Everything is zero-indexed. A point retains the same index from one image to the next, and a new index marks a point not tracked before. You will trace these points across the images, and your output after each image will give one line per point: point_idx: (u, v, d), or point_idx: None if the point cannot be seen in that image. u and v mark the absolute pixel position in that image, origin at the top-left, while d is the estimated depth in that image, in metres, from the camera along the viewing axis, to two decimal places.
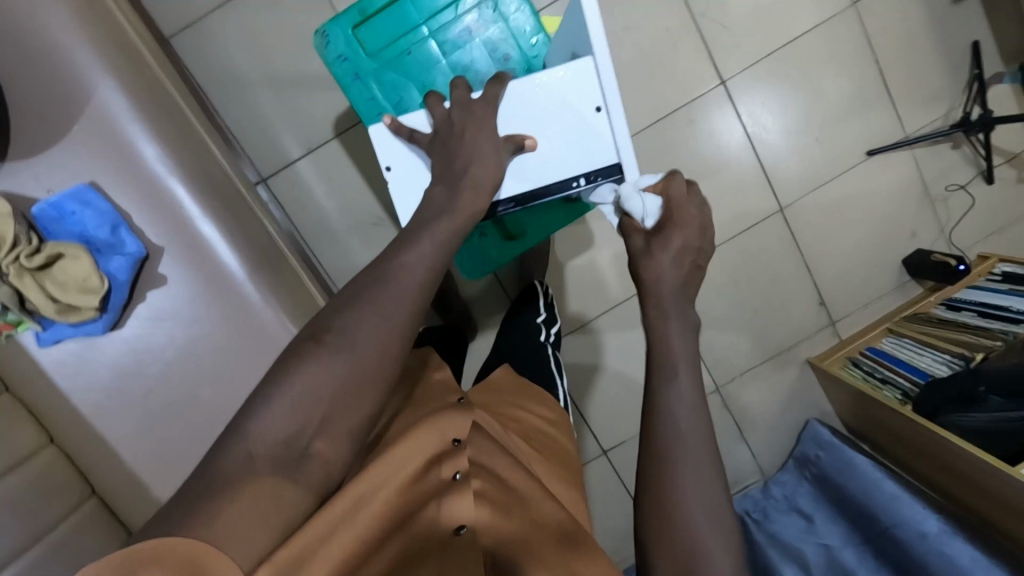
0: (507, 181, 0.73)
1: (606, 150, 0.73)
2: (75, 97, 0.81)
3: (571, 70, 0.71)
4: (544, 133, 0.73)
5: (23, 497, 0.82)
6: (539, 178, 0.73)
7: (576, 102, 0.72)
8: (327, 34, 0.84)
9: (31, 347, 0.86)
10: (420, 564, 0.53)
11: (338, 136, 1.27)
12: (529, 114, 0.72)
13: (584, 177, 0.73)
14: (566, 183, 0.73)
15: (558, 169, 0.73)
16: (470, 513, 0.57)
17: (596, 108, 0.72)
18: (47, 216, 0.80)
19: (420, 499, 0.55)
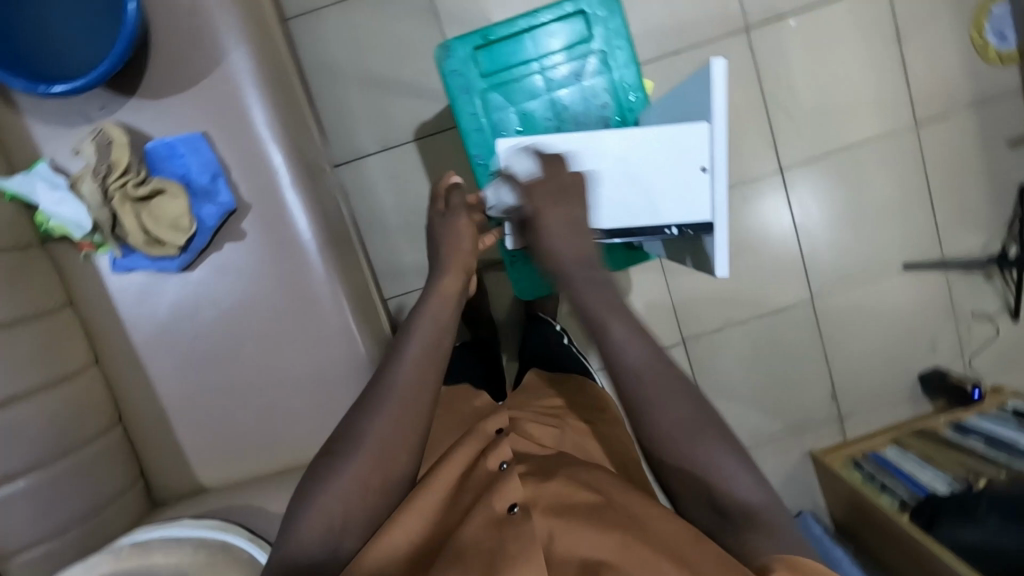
0: (604, 215, 0.82)
1: (703, 205, 0.78)
2: (204, 52, 0.87)
3: (685, 128, 0.76)
4: (648, 180, 0.79)
5: (61, 409, 0.85)
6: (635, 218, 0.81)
7: (684, 158, 0.77)
8: (449, 47, 0.91)
9: (103, 270, 0.90)
10: (480, 543, 0.56)
11: (414, 140, 1.35)
12: (633, 160, 0.80)
13: (677, 227, 0.79)
14: (659, 228, 0.80)
15: (654, 214, 0.80)
16: (519, 493, 0.60)
17: (702, 167, 0.77)
18: (158, 153, 0.86)
19: (472, 490, 0.64)
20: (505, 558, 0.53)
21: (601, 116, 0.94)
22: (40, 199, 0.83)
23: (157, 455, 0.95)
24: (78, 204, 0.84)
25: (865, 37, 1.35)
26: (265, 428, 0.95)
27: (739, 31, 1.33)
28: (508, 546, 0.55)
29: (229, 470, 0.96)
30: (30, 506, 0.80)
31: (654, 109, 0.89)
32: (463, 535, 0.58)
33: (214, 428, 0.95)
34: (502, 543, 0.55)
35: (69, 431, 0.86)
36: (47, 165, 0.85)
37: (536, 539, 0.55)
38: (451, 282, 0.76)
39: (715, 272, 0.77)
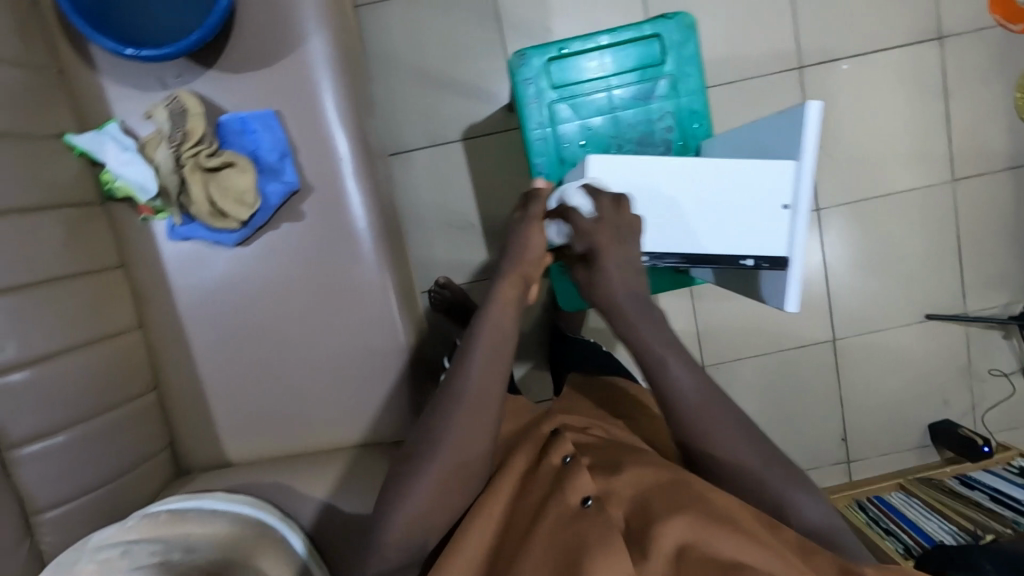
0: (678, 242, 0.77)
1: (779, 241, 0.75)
2: (285, 31, 0.87)
3: (769, 166, 0.73)
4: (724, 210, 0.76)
5: (105, 368, 0.86)
6: (710, 245, 0.77)
7: (766, 195, 0.74)
8: (525, 56, 0.93)
9: (159, 236, 0.90)
10: (558, 533, 0.62)
11: (462, 139, 1.36)
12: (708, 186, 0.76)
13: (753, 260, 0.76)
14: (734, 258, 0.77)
15: (730, 245, 0.76)
16: (591, 488, 0.65)
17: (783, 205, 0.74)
18: (231, 126, 0.86)
19: (542, 484, 0.69)
20: (587, 548, 0.58)
21: (664, 140, 0.96)
22: (108, 158, 0.83)
23: (186, 424, 0.95)
24: (144, 167, 0.83)
25: (913, 89, 1.38)
26: (298, 409, 0.95)
27: (792, 69, 1.35)
28: (590, 536, 0.60)
29: (256, 446, 0.96)
30: (68, 461, 0.80)
31: (719, 140, 0.90)
32: (544, 529, 0.63)
33: (247, 404, 0.95)
34: (581, 534, 0.60)
35: (111, 391, 0.86)
36: (117, 126, 0.85)
37: (614, 529, 0.60)
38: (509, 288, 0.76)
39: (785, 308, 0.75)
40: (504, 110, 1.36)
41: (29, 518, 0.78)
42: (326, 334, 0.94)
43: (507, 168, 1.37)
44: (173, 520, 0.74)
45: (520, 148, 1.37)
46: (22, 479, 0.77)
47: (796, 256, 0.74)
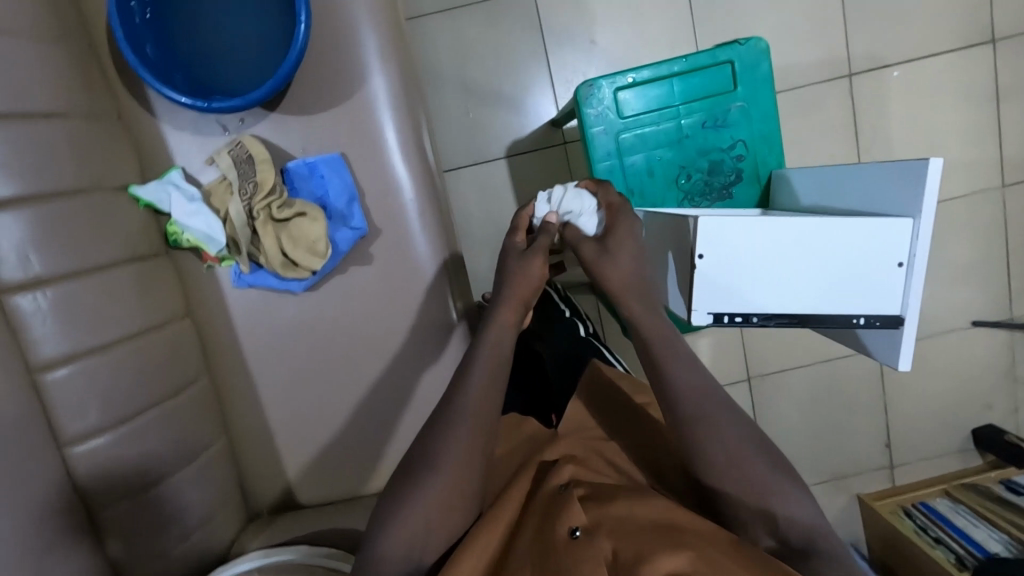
0: (786, 303, 0.66)
1: (893, 298, 0.66)
2: (349, 68, 0.84)
3: (887, 222, 0.64)
4: (837, 269, 0.65)
5: (178, 425, 0.83)
6: (820, 306, 0.66)
7: (880, 252, 0.64)
8: (593, 86, 0.90)
9: (227, 282, 0.88)
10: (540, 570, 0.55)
11: (506, 156, 1.33)
12: (825, 248, 0.64)
13: (864, 317, 0.66)
14: (847, 318, 0.66)
15: (843, 303, 0.66)
16: (582, 518, 0.58)
17: (899, 262, 0.65)
18: (299, 172, 0.84)
19: (537, 515, 0.62)
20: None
21: (735, 168, 0.93)
22: (175, 210, 0.81)
23: (257, 469, 0.94)
24: (211, 216, 0.82)
25: (965, 93, 1.35)
26: (366, 451, 0.93)
27: (842, 77, 1.32)
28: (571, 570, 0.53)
29: (327, 489, 0.94)
30: (151, 520, 0.79)
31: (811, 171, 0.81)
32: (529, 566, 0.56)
33: (315, 448, 0.93)
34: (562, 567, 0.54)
35: (184, 447, 0.84)
36: (180, 173, 0.83)
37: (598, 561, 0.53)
38: (511, 319, 0.72)
39: (899, 367, 0.67)
40: (547, 125, 1.33)
41: None
42: (392, 377, 0.91)
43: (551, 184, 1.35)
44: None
45: (565, 163, 1.35)
46: (111, 544, 0.76)
47: (912, 315, 0.66)
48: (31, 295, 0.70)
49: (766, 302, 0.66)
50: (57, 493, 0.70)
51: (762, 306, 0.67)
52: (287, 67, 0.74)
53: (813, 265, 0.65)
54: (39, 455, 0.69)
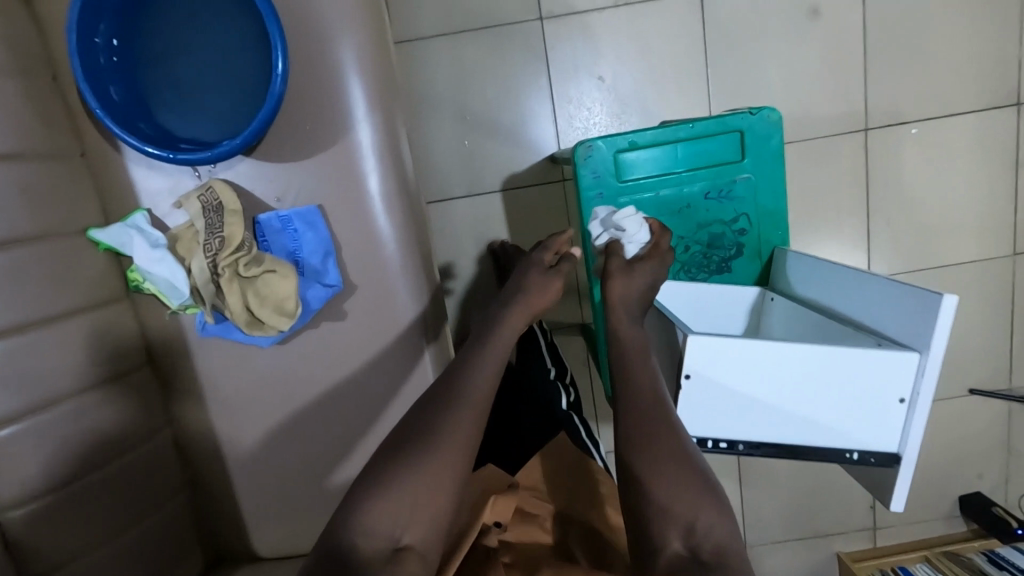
0: (776, 431, 0.66)
1: (890, 434, 0.65)
2: (332, 116, 0.79)
3: (890, 359, 0.62)
4: (832, 401, 0.65)
5: (130, 481, 0.79)
6: (813, 437, 0.66)
7: (880, 388, 0.64)
8: (592, 148, 0.84)
9: (193, 330, 0.83)
10: None
11: (501, 190, 1.28)
12: (821, 379, 0.64)
13: (860, 453, 0.66)
14: (840, 451, 0.66)
15: (836, 436, 0.66)
16: None
17: (899, 399, 0.64)
18: (271, 225, 0.79)
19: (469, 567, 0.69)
20: None
21: (738, 241, 0.88)
22: (138, 256, 0.75)
23: (218, 520, 0.90)
24: (176, 265, 0.76)
25: (985, 156, 1.29)
26: (331, 510, 0.89)
27: (858, 130, 1.27)
28: None
29: (290, 545, 0.91)
30: None
31: (806, 262, 0.81)
32: None
33: (278, 504, 0.89)
34: None
35: (135, 504, 0.80)
36: (146, 216, 0.78)
37: None
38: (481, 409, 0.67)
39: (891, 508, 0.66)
40: (547, 160, 1.27)
41: None
42: (361, 436, 0.87)
43: (547, 221, 1.29)
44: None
45: (563, 200, 1.29)
46: None
47: (909, 455, 0.65)
48: None
49: (756, 428, 0.66)
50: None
51: (751, 432, 0.67)
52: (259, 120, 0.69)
53: (807, 396, 0.65)
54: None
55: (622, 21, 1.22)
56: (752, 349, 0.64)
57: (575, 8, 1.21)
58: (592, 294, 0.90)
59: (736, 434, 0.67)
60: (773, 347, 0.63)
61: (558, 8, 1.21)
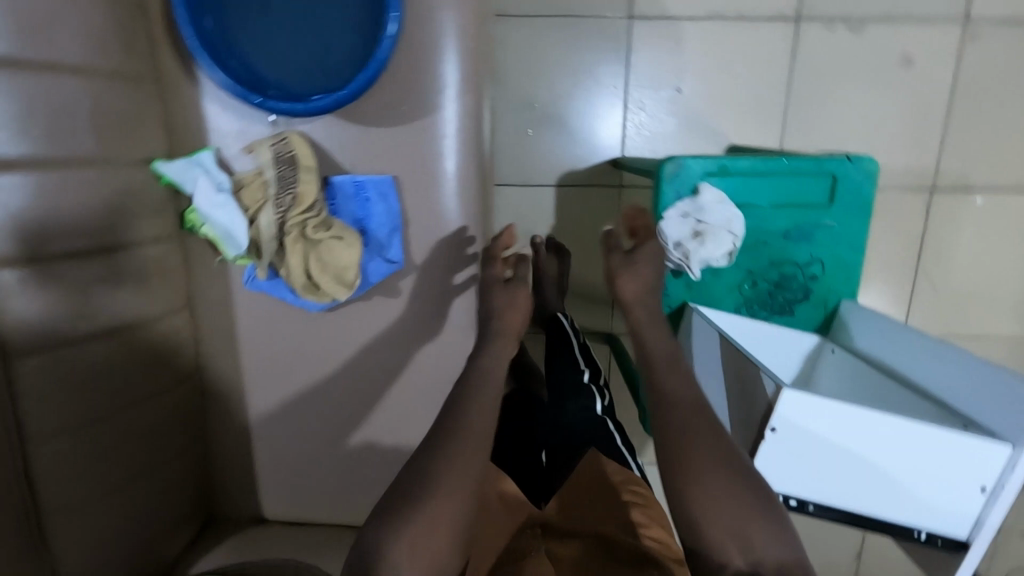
0: (846, 497, 0.66)
1: (963, 521, 0.64)
2: (422, 88, 0.75)
3: (978, 448, 0.61)
4: (910, 479, 0.64)
5: (152, 427, 0.76)
6: (883, 509, 0.66)
7: (961, 475, 0.62)
8: (682, 165, 0.81)
9: (242, 279, 0.80)
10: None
11: (555, 186, 1.24)
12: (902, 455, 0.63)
13: (927, 532, 0.65)
14: (908, 528, 0.66)
15: (907, 513, 0.65)
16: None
17: (981, 487, 0.62)
18: (344, 189, 0.76)
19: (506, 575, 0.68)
20: None
21: (805, 286, 0.86)
22: (198, 198, 0.72)
23: (229, 477, 0.88)
24: (236, 212, 0.72)
25: None
26: (346, 484, 0.87)
27: (923, 189, 1.24)
28: None
29: (299, 511, 0.89)
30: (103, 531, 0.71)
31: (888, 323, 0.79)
32: None
33: (294, 469, 0.87)
34: None
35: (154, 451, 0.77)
36: (212, 155, 0.74)
37: None
38: None
39: None
40: (607, 164, 1.24)
41: None
42: (391, 417, 0.85)
43: (595, 225, 1.26)
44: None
45: (614, 206, 1.25)
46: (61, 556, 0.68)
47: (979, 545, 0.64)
48: (18, 271, 0.61)
49: (825, 490, 0.67)
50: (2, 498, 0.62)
51: (821, 493, 0.67)
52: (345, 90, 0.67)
53: (885, 468, 0.64)
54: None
55: (712, 36, 1.18)
56: (835, 414, 0.63)
57: (666, 13, 1.17)
58: None
59: (805, 493, 0.67)
60: (850, 415, 0.63)
61: (650, 10, 1.17)
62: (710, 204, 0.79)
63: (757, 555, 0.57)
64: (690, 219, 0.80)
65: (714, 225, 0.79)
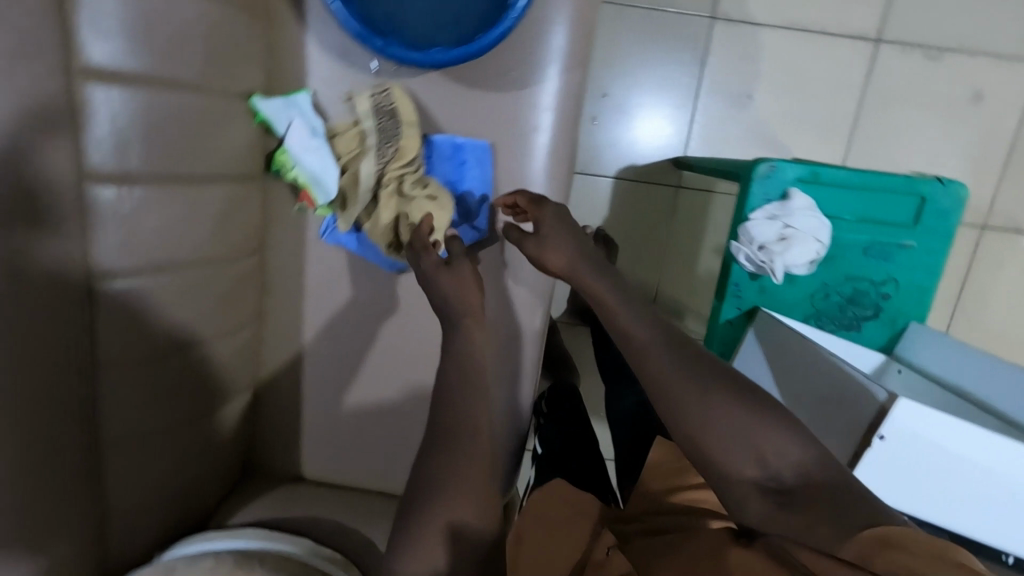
0: (946, 515, 0.69)
1: None
2: (529, 56, 0.73)
3: None
4: (1010, 502, 0.67)
5: (212, 369, 0.73)
6: (979, 531, 0.69)
7: None
8: (774, 168, 0.80)
9: (317, 233, 0.78)
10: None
11: (613, 178, 1.23)
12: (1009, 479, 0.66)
13: (1014, 556, 0.70)
14: (997, 550, 0.70)
15: (1000, 536, 0.69)
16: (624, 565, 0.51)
17: None
18: (441, 149, 0.75)
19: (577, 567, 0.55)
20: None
21: (876, 304, 0.86)
22: (291, 140, 0.71)
23: (272, 431, 0.85)
24: (329, 157, 0.72)
25: None
26: (392, 448, 0.86)
27: (973, 226, 1.25)
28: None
29: (337, 473, 0.88)
30: (153, 470, 0.68)
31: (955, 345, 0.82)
32: None
33: (341, 429, 0.85)
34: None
35: (209, 393, 0.74)
36: (308, 98, 0.72)
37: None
38: None
39: None
40: (668, 163, 1.23)
41: (108, 547, 0.65)
42: None
43: (648, 223, 1.25)
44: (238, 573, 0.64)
45: (669, 205, 1.24)
46: (112, 491, 0.64)
47: None
48: (110, 188, 0.58)
49: (926, 506, 0.70)
50: (67, 425, 0.57)
51: (920, 509, 0.70)
52: (461, 51, 0.66)
53: (988, 490, 0.67)
54: (57, 371, 0.55)
55: (791, 46, 1.17)
56: (952, 429, 0.65)
57: (749, 18, 1.16)
58: (717, 313, 0.87)
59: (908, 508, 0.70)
60: (965, 432, 0.65)
61: (734, 12, 1.16)
62: (802, 211, 0.79)
63: (775, 469, 0.52)
64: (778, 222, 0.79)
65: (801, 230, 0.78)
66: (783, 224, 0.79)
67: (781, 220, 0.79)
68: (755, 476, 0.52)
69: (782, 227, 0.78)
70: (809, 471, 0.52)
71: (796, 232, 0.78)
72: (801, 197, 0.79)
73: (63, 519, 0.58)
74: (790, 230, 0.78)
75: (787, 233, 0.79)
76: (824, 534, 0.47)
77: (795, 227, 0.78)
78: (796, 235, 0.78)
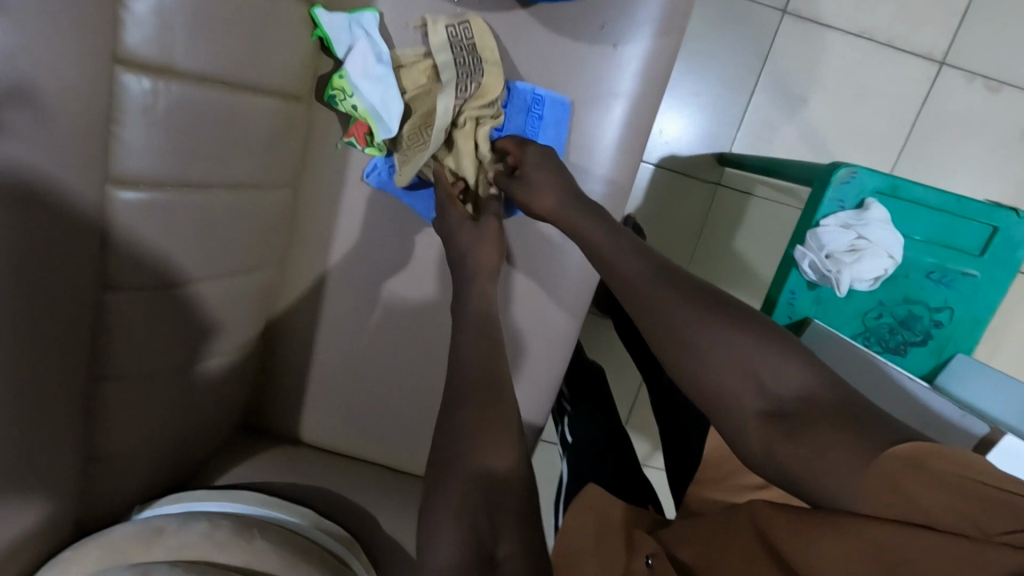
0: None
1: None
2: (625, 11, 0.66)
3: None
4: None
5: (229, 308, 0.64)
6: None
7: None
8: (855, 174, 0.75)
9: (363, 173, 0.70)
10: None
11: (654, 165, 1.17)
12: None
13: None
14: None
15: None
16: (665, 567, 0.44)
17: None
18: (519, 100, 0.68)
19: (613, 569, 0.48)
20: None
21: (926, 332, 0.83)
22: (352, 66, 0.64)
23: (276, 385, 0.77)
24: (391, 89, 0.66)
25: None
26: (402, 421, 0.78)
27: None
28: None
29: (340, 440, 0.80)
30: (146, 416, 0.58)
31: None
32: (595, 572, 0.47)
33: (350, 393, 0.77)
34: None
35: (221, 336, 0.64)
36: (375, 19, 0.64)
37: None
38: None
39: None
40: (712, 157, 1.17)
41: (83, 499, 0.55)
42: None
43: (681, 218, 1.20)
44: (237, 540, 0.56)
45: (706, 202, 1.19)
46: (99, 436, 0.54)
47: None
48: (143, 79, 0.46)
49: None
50: (69, 356, 0.47)
51: None
52: None
53: None
54: (64, 290, 0.45)
55: (855, 55, 1.13)
56: None
57: (819, 18, 1.11)
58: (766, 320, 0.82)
59: None
60: None
61: (805, 10, 1.11)
62: (879, 223, 0.75)
63: (775, 393, 0.46)
64: (852, 229, 0.75)
65: (874, 242, 0.75)
66: (858, 233, 0.74)
67: (856, 228, 0.75)
68: (752, 405, 0.46)
69: (856, 236, 0.74)
70: (812, 394, 0.45)
71: (869, 243, 0.75)
72: (877, 207, 0.75)
73: (45, 470, 0.48)
74: (864, 240, 0.75)
75: (860, 242, 0.75)
76: (840, 461, 0.41)
77: (870, 237, 0.75)
78: (869, 246, 0.75)
